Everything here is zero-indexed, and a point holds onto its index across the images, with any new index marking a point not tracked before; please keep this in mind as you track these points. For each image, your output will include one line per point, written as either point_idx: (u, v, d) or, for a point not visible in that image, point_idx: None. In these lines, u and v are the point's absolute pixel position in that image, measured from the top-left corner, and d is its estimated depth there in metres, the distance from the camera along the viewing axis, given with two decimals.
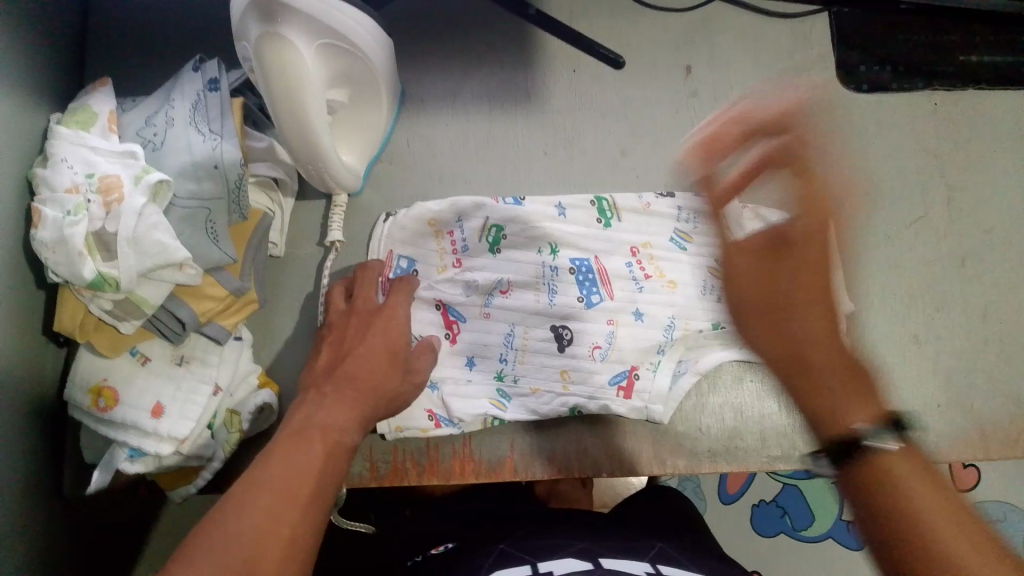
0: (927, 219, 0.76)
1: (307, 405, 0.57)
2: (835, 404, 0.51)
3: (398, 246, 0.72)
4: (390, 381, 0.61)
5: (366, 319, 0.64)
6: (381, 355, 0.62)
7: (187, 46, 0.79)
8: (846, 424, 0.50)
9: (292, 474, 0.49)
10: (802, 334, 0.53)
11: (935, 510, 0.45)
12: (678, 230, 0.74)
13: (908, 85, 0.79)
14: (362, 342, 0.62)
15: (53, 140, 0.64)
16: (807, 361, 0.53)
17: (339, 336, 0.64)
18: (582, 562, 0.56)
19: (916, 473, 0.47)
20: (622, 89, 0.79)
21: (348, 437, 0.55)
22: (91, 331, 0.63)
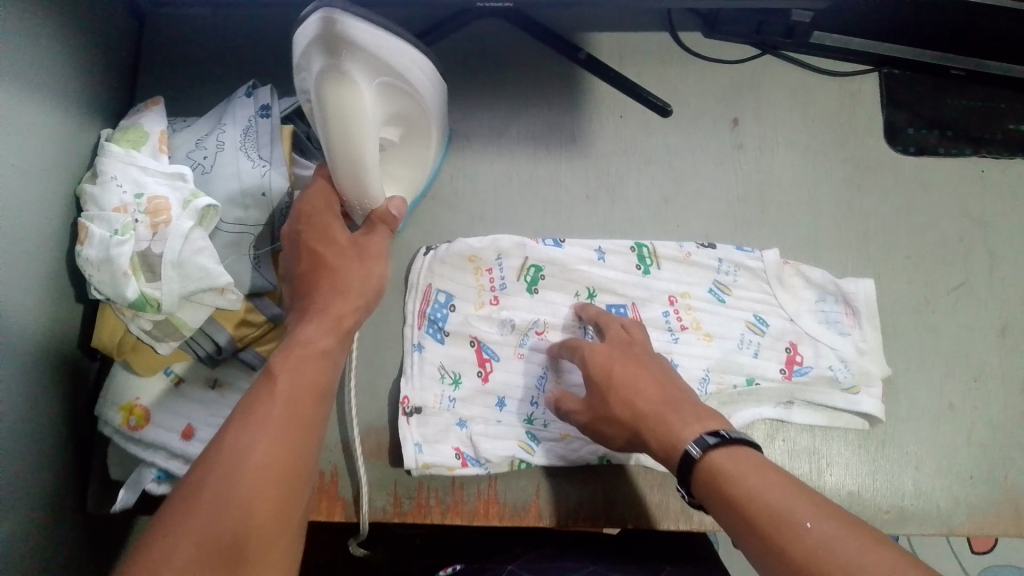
0: (967, 287, 0.76)
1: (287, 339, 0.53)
2: (657, 421, 0.57)
3: (437, 279, 0.72)
4: (354, 267, 0.59)
5: (310, 219, 0.60)
6: (343, 257, 0.59)
7: (238, 67, 0.80)
8: (670, 442, 0.55)
9: (260, 409, 0.48)
10: (644, 387, 0.60)
11: (769, 486, 0.49)
12: (717, 281, 0.74)
13: (955, 150, 0.80)
14: (316, 247, 0.59)
15: (103, 156, 0.64)
16: (635, 410, 0.59)
17: (302, 247, 0.60)
18: None
19: (739, 461, 0.51)
20: (667, 137, 0.79)
21: (325, 356, 0.53)
22: (129, 351, 0.63)
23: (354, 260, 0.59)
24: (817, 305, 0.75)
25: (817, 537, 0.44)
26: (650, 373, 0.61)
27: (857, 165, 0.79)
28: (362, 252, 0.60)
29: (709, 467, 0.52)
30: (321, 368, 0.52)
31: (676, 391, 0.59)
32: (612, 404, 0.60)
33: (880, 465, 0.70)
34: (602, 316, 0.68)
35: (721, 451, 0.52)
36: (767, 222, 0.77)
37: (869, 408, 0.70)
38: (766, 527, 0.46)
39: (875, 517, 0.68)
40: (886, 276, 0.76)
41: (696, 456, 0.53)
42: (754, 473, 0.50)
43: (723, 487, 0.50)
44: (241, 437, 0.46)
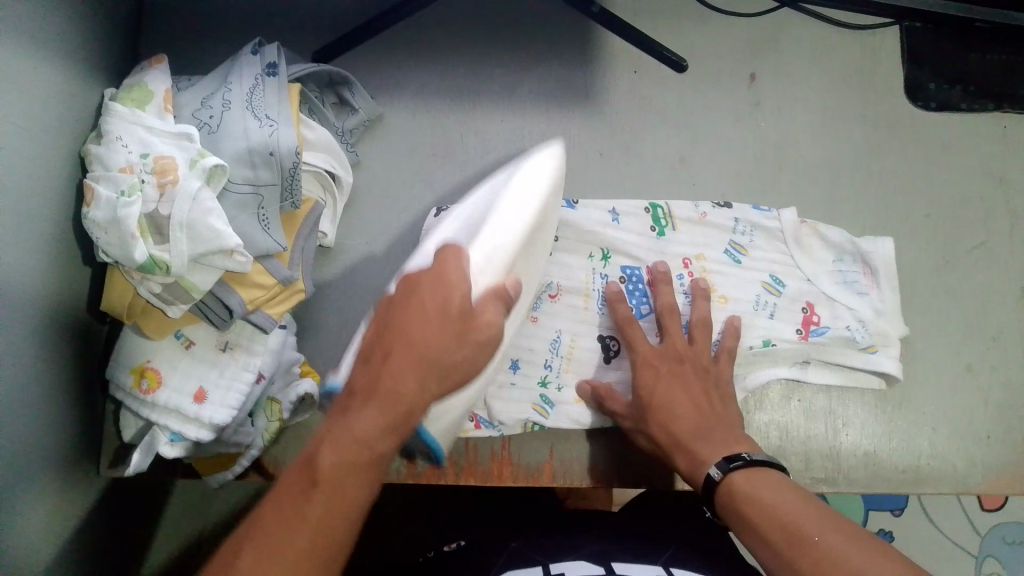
0: (987, 246, 0.75)
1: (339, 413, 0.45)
2: (687, 449, 0.59)
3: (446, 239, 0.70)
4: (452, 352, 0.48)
5: (417, 290, 0.51)
6: (435, 337, 0.47)
7: (242, 24, 0.78)
8: (698, 465, 0.57)
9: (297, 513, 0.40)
10: (680, 409, 0.61)
11: (787, 502, 0.49)
12: (733, 242, 0.73)
13: (977, 106, 0.78)
14: (407, 316, 0.48)
15: (108, 116, 0.63)
16: (671, 434, 0.60)
17: (394, 313, 0.49)
18: (594, 566, 0.54)
19: (758, 481, 0.52)
20: (683, 94, 0.77)
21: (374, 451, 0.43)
22: (138, 314, 0.63)
23: (445, 342, 0.48)
24: (835, 265, 0.73)
25: (820, 545, 0.44)
26: (687, 395, 0.62)
27: (876, 123, 0.77)
28: (464, 333, 0.49)
29: (729, 489, 0.53)
30: (371, 473, 0.43)
31: (713, 415, 0.61)
32: (652, 427, 0.61)
33: (897, 425, 0.70)
34: (628, 325, 0.67)
35: (741, 473, 0.54)
36: (785, 181, 0.76)
37: (887, 368, 0.69)
38: (778, 541, 0.46)
39: (890, 478, 0.68)
40: (904, 235, 0.75)
41: (718, 477, 0.55)
42: (770, 491, 0.51)
43: (742, 506, 0.51)
44: (276, 528, 0.40)
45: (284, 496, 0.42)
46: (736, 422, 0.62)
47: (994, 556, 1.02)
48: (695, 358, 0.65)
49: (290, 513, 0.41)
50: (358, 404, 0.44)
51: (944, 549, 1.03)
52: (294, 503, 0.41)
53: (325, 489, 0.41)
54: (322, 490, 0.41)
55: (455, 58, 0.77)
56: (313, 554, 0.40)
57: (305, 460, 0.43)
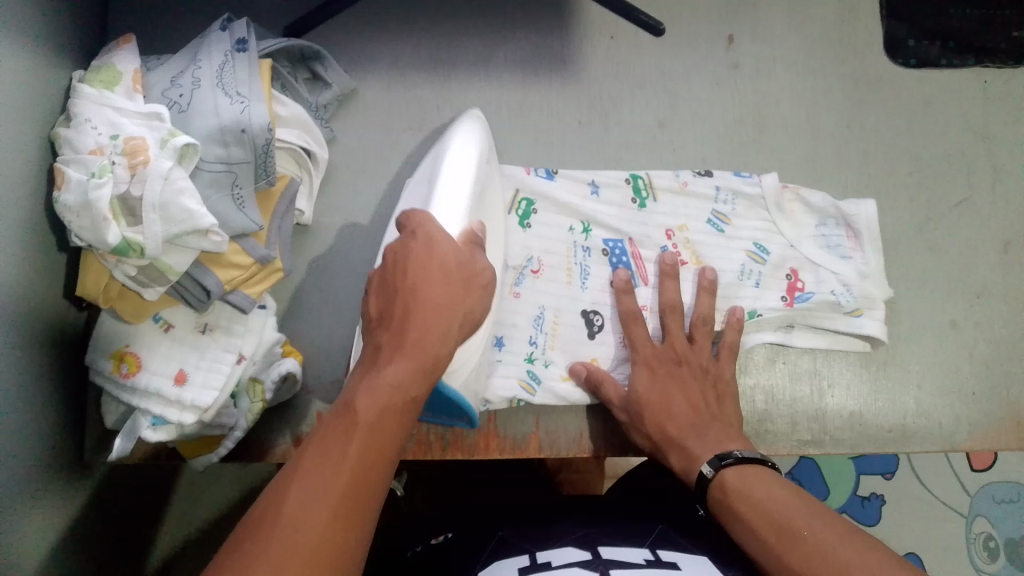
0: (970, 202, 0.75)
1: (367, 368, 0.46)
2: (681, 445, 0.59)
3: None
4: (462, 296, 0.49)
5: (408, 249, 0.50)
6: (445, 291, 0.49)
7: (212, 0, 0.77)
8: (691, 464, 0.58)
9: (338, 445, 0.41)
10: (677, 410, 0.61)
11: (776, 497, 0.50)
12: (716, 211, 0.73)
13: (958, 61, 0.77)
14: (412, 272, 0.49)
15: (76, 98, 0.62)
16: (665, 434, 0.61)
17: (394, 276, 0.50)
18: (580, 552, 0.53)
19: (747, 477, 0.53)
20: (661, 58, 0.76)
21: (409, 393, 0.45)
22: (115, 298, 0.62)
23: (457, 291, 0.49)
24: (819, 230, 0.73)
25: (814, 542, 0.46)
26: (685, 395, 0.63)
27: (857, 81, 0.77)
28: (470, 281, 0.50)
29: (720, 484, 0.54)
30: (406, 411, 0.44)
31: (707, 414, 0.61)
32: (646, 424, 0.62)
33: (882, 385, 0.70)
34: (631, 321, 0.67)
35: (730, 468, 0.55)
36: (766, 144, 0.75)
37: (872, 330, 0.69)
38: (768, 536, 0.48)
39: (877, 437, 0.69)
40: (887, 195, 0.74)
41: (709, 475, 0.55)
42: (761, 487, 0.52)
43: (732, 501, 0.52)
44: (321, 458, 0.41)
45: (323, 439, 0.42)
46: (732, 421, 0.62)
47: (984, 515, 1.01)
48: (694, 357, 0.66)
49: (334, 450, 0.41)
50: (385, 359, 0.46)
51: (934, 510, 1.03)
52: (338, 437, 0.42)
53: (368, 425, 0.42)
54: (364, 430, 0.42)
55: (428, 29, 0.76)
56: (363, 484, 0.40)
57: (340, 408, 0.44)
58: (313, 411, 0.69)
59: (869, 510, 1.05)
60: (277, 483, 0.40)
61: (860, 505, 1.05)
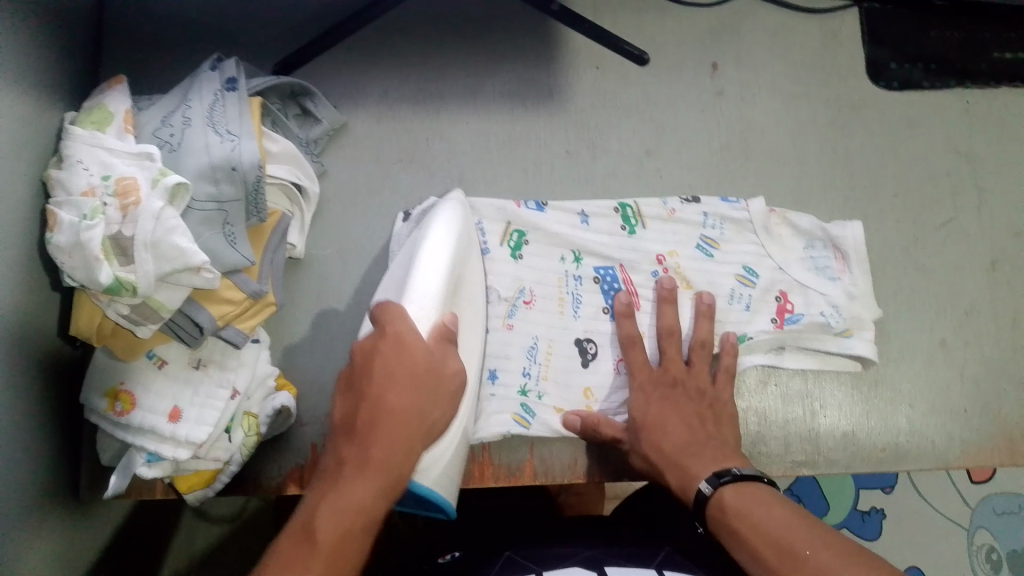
0: (956, 221, 0.75)
1: (328, 481, 0.49)
2: (677, 466, 0.60)
3: None
4: (428, 404, 0.51)
5: (378, 351, 0.51)
6: (409, 403, 0.50)
7: (202, 38, 0.78)
8: (689, 484, 0.59)
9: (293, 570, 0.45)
10: (673, 431, 0.62)
11: (776, 516, 0.51)
12: (704, 236, 0.73)
13: (939, 83, 0.78)
14: (380, 374, 0.51)
15: (68, 139, 0.63)
16: (663, 456, 0.61)
17: (361, 378, 0.51)
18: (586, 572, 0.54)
19: (746, 497, 0.54)
20: (646, 86, 0.77)
21: (369, 516, 0.47)
22: (109, 335, 0.62)
23: (423, 402, 0.51)
24: (807, 252, 0.74)
25: (817, 563, 0.46)
26: (681, 417, 0.63)
27: (841, 105, 0.78)
28: (437, 388, 0.51)
29: (719, 504, 0.54)
30: (364, 538, 0.47)
31: (702, 435, 0.62)
32: (642, 444, 0.63)
33: (874, 405, 0.70)
34: (631, 346, 0.67)
35: (729, 487, 0.55)
36: (752, 168, 0.76)
37: (862, 351, 0.70)
38: (769, 556, 0.49)
39: (870, 457, 0.69)
40: (874, 216, 0.75)
41: (708, 493, 0.55)
42: (760, 506, 0.52)
43: (732, 520, 0.53)
44: None
45: (283, 562, 0.45)
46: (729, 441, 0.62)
47: (985, 527, 1.02)
48: (692, 382, 0.66)
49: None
50: (346, 477, 0.48)
51: (936, 526, 1.03)
52: (296, 562, 0.45)
53: (327, 554, 0.45)
54: (322, 561, 0.45)
55: (416, 63, 0.77)
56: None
57: (301, 529, 0.46)
58: (307, 444, 0.69)
59: (870, 525, 1.02)
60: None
61: (860, 520, 1.02)
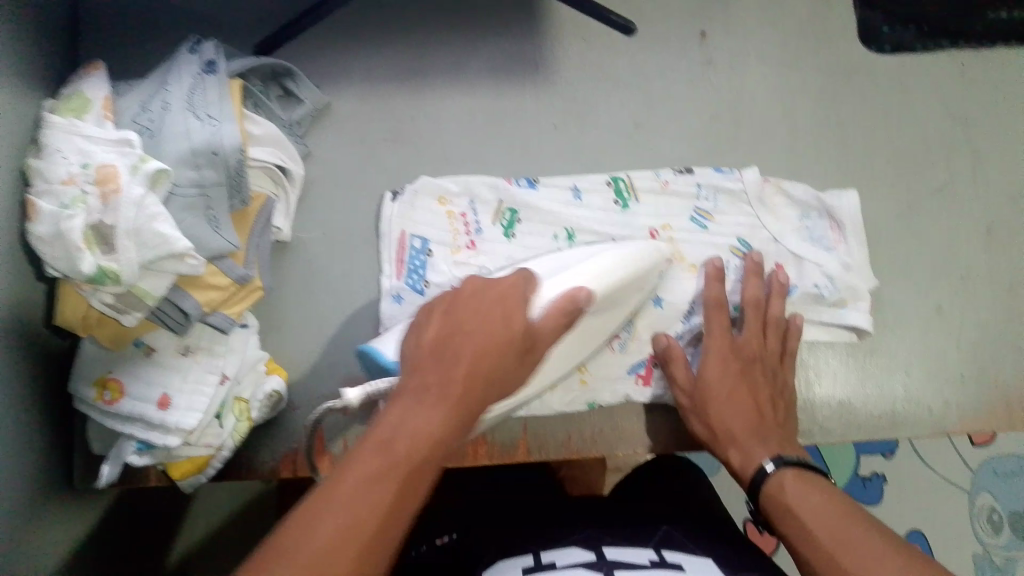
0: (950, 186, 0.74)
1: (404, 402, 0.48)
2: (744, 445, 0.61)
3: (410, 225, 0.71)
4: (512, 362, 0.52)
5: (480, 294, 0.55)
6: (493, 345, 0.51)
7: (181, 20, 0.76)
8: (751, 464, 0.60)
9: (373, 470, 0.43)
10: (743, 408, 0.63)
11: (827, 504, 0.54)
12: (698, 209, 0.72)
13: (932, 45, 0.77)
14: (466, 322, 0.52)
15: (46, 128, 0.61)
16: (730, 429, 0.63)
17: (457, 318, 0.53)
18: (585, 553, 0.55)
19: (805, 485, 0.56)
20: (634, 56, 0.76)
21: (444, 441, 0.47)
22: (94, 326, 0.61)
23: (505, 355, 0.51)
24: (802, 222, 0.73)
25: (868, 551, 0.49)
26: (753, 398, 0.64)
27: (833, 70, 0.76)
28: (525, 351, 0.53)
29: (778, 485, 0.57)
30: (436, 461, 0.46)
31: (771, 422, 0.63)
32: (709, 413, 0.63)
33: (870, 372, 0.70)
34: (716, 309, 0.67)
35: (789, 471, 0.58)
36: (743, 138, 0.75)
37: (857, 322, 0.69)
38: (820, 536, 0.51)
39: (868, 426, 0.68)
40: (867, 183, 0.74)
41: (771, 471, 0.58)
42: (817, 492, 0.55)
43: (787, 501, 0.56)
44: (349, 484, 0.43)
45: (359, 470, 0.43)
46: (792, 433, 0.64)
47: (989, 490, 1.01)
48: (767, 360, 0.66)
49: (372, 493, 0.42)
50: (429, 402, 0.48)
51: (938, 491, 1.02)
52: (374, 471, 0.43)
53: (405, 463, 0.44)
54: (402, 473, 0.44)
55: (399, 39, 0.75)
56: (384, 532, 0.42)
57: (380, 441, 0.45)
58: (299, 427, 0.69)
59: (872, 491, 1.01)
60: (309, 504, 0.42)
61: (862, 486, 1.01)
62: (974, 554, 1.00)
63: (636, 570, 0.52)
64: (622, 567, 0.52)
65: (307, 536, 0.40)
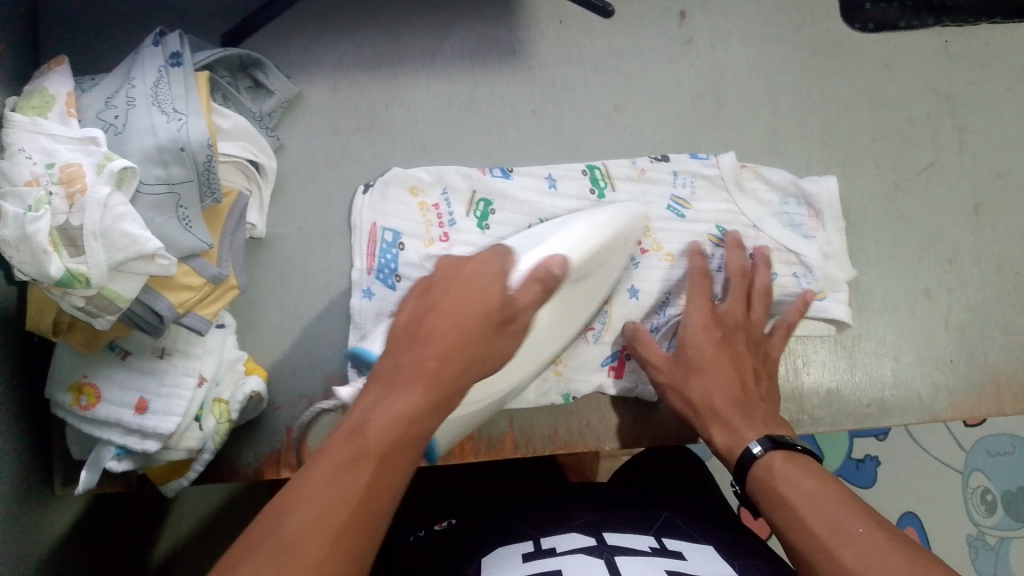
0: (936, 166, 0.73)
1: (380, 386, 0.47)
2: (727, 422, 0.60)
3: (381, 217, 0.69)
4: (493, 336, 0.51)
5: (450, 277, 0.54)
6: (468, 323, 0.50)
7: (147, 13, 0.74)
8: (736, 443, 0.58)
9: (343, 456, 0.42)
10: (726, 380, 0.62)
11: (818, 492, 0.50)
12: (675, 196, 0.71)
13: (917, 22, 0.75)
14: (438, 306, 0.52)
15: (8, 127, 0.59)
16: (709, 400, 0.61)
17: (433, 299, 0.53)
18: (586, 537, 0.53)
19: (796, 467, 0.53)
20: (613, 40, 0.74)
21: (420, 424, 0.45)
22: (65, 330, 0.60)
23: (483, 330, 0.50)
24: (781, 209, 0.72)
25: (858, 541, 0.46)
26: (736, 368, 0.62)
27: (816, 49, 0.75)
28: (502, 326, 0.52)
29: (767, 468, 0.54)
30: (414, 444, 0.45)
31: (754, 395, 0.61)
32: (691, 388, 0.62)
33: (858, 359, 0.69)
34: (700, 277, 0.67)
35: (777, 453, 0.55)
36: (725, 121, 0.73)
37: (838, 314, 0.69)
38: (813, 527, 0.48)
39: (856, 412, 0.68)
40: (853, 164, 0.73)
41: (757, 454, 0.55)
42: (809, 478, 0.52)
43: (776, 487, 0.53)
44: (319, 474, 0.41)
45: (332, 456, 0.42)
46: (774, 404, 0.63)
47: (981, 469, 1.00)
48: (751, 331, 0.66)
49: (343, 480, 0.41)
50: (402, 384, 0.46)
51: (930, 470, 1.01)
52: (350, 454, 0.42)
53: (380, 448, 0.43)
54: (373, 458, 0.42)
55: (371, 26, 0.73)
56: (360, 523, 0.40)
57: (353, 427, 0.44)
58: (281, 428, 0.68)
59: (864, 473, 1.02)
60: (280, 505, 0.40)
61: (854, 468, 1.03)
62: (965, 535, 0.99)
63: (636, 555, 0.50)
64: (620, 553, 0.50)
65: (280, 526, 0.39)
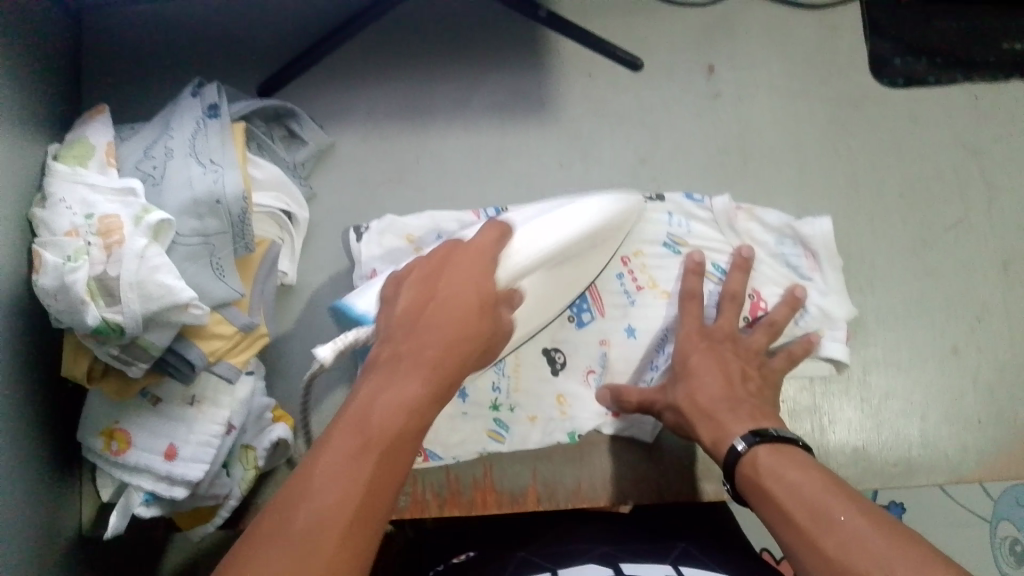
0: (965, 224, 0.73)
1: (376, 377, 0.43)
2: (711, 419, 0.57)
3: (380, 264, 0.68)
4: (433, 334, 0.46)
5: (453, 260, 0.51)
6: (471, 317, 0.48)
7: (184, 61, 0.75)
8: (721, 437, 0.56)
9: (342, 444, 0.39)
10: (712, 379, 0.60)
11: (803, 480, 0.47)
12: (671, 235, 0.71)
13: (945, 78, 0.75)
14: (438, 293, 0.49)
15: (50, 177, 0.60)
16: (695, 401, 0.59)
17: (433, 280, 0.50)
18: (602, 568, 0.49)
19: (782, 459, 0.50)
20: (640, 93, 0.75)
21: (418, 414, 0.42)
22: (99, 377, 0.61)
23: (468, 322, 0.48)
24: (774, 250, 0.71)
25: (849, 529, 0.42)
26: (723, 370, 0.61)
27: (844, 104, 0.75)
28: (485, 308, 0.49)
29: (751, 461, 0.51)
30: (414, 440, 0.41)
31: (741, 392, 0.59)
32: (678, 394, 0.61)
33: (884, 418, 0.70)
34: (688, 300, 0.66)
35: (764, 447, 0.52)
36: (752, 174, 0.74)
37: (836, 353, 0.68)
38: (802, 517, 0.45)
39: (883, 472, 0.69)
40: (880, 221, 0.73)
41: (742, 450, 0.53)
42: (794, 467, 0.49)
43: (762, 480, 0.49)
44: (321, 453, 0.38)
45: (337, 446, 0.39)
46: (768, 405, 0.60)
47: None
48: (744, 344, 0.64)
49: (352, 466, 0.38)
50: (403, 371, 0.43)
51: None
52: (357, 433, 0.39)
53: (380, 440, 0.39)
54: (379, 447, 0.39)
55: (401, 78, 0.75)
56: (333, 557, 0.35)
57: (354, 417, 0.40)
58: None
59: None
60: (283, 500, 0.37)
61: None
62: None
63: None
64: None
65: (289, 519, 0.36)
